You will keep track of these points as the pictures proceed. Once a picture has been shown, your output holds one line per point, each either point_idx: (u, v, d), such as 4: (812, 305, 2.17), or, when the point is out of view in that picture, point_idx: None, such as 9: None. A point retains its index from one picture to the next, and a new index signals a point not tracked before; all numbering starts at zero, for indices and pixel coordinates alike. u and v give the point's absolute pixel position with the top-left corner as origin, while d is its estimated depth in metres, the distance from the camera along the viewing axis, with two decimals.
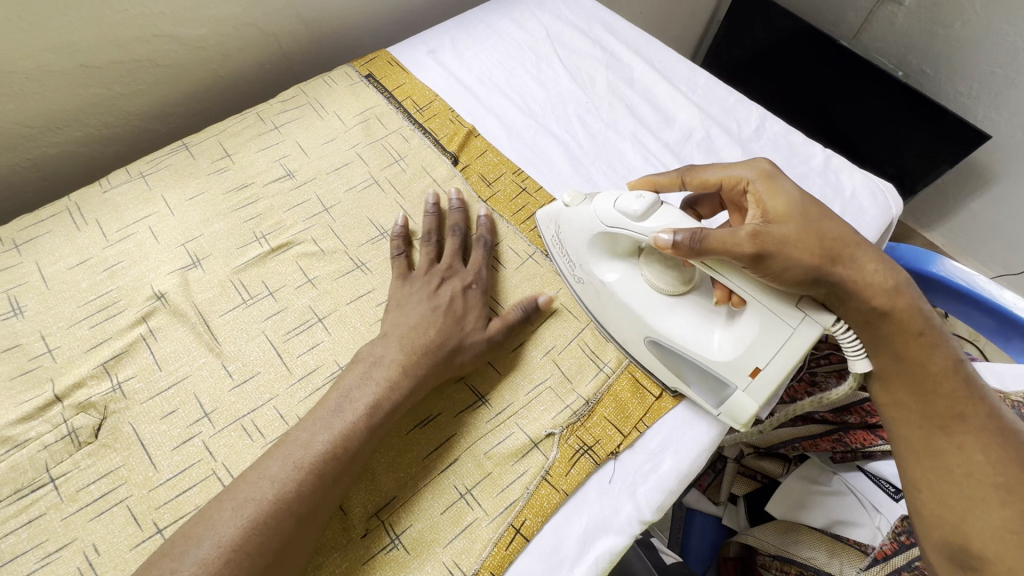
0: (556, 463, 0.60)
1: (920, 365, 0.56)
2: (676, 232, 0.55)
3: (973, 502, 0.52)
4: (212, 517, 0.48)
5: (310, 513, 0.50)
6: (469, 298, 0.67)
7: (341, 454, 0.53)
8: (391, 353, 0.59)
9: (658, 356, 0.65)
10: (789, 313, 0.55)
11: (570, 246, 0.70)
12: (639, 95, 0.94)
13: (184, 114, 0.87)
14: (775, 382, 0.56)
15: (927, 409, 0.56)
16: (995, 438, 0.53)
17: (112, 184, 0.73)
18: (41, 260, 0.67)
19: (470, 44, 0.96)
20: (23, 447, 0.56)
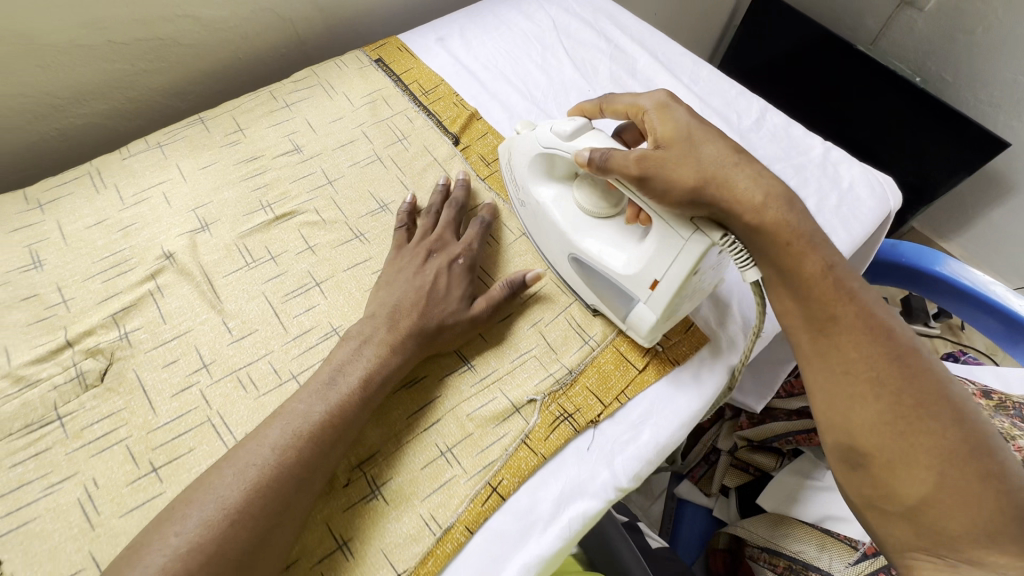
0: (537, 427, 0.62)
1: (797, 270, 0.55)
2: (590, 151, 0.61)
3: (857, 402, 0.53)
4: (214, 482, 0.50)
5: (309, 478, 0.53)
6: (454, 272, 0.68)
7: (337, 423, 0.55)
8: (381, 333, 0.62)
9: (580, 273, 0.70)
10: (681, 227, 0.57)
11: (516, 169, 0.76)
12: (641, 85, 0.95)
13: (203, 92, 0.92)
14: (669, 293, 0.60)
15: (810, 311, 0.56)
16: (870, 333, 0.54)
17: (131, 153, 0.78)
18: (62, 218, 0.71)
19: (478, 33, 0.99)
20: (34, 387, 0.59)
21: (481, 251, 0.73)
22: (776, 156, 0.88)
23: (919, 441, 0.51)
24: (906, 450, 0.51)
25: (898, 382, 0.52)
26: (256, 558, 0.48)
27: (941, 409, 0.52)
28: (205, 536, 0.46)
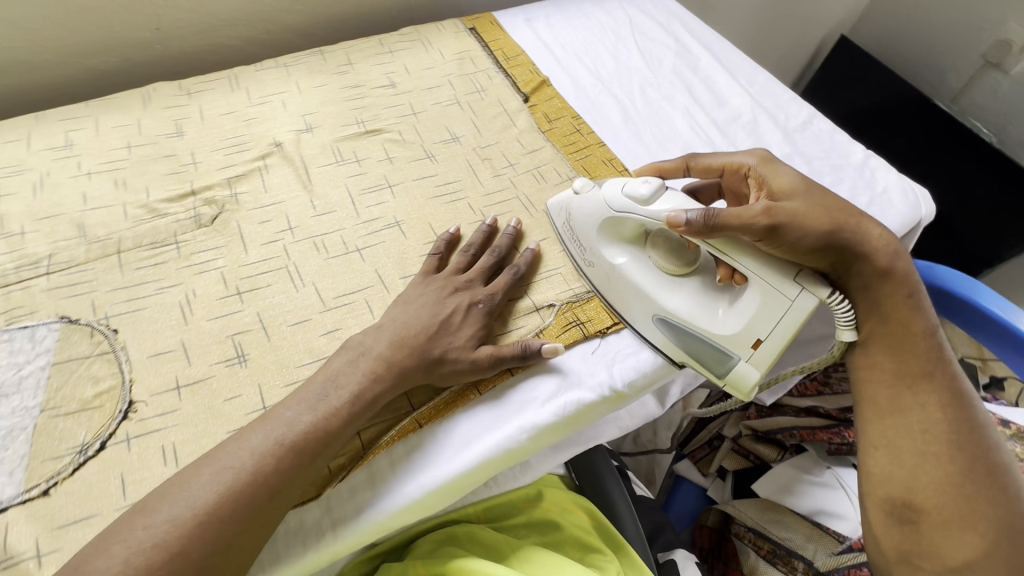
0: (551, 326, 0.72)
1: (903, 330, 0.68)
2: (690, 214, 0.62)
3: (926, 459, 0.65)
4: (262, 426, 0.54)
5: (283, 490, 0.52)
6: (471, 314, 0.67)
7: (319, 436, 0.55)
8: (379, 345, 0.62)
9: (660, 330, 0.71)
10: (789, 287, 0.62)
11: (577, 230, 0.75)
12: (700, 80, 1.05)
13: (324, 34, 1.09)
14: (777, 349, 0.65)
15: (903, 368, 0.68)
16: (951, 402, 0.67)
17: (263, 67, 0.95)
18: (204, 105, 0.88)
19: (562, 20, 1.13)
20: (164, 217, 0.75)
21: (505, 303, 0.71)
22: (816, 155, 0.94)
23: (972, 506, 0.63)
24: (963, 511, 0.63)
25: (965, 450, 0.65)
26: (289, 486, 0.53)
27: (993, 482, 0.64)
28: (172, 533, 0.47)
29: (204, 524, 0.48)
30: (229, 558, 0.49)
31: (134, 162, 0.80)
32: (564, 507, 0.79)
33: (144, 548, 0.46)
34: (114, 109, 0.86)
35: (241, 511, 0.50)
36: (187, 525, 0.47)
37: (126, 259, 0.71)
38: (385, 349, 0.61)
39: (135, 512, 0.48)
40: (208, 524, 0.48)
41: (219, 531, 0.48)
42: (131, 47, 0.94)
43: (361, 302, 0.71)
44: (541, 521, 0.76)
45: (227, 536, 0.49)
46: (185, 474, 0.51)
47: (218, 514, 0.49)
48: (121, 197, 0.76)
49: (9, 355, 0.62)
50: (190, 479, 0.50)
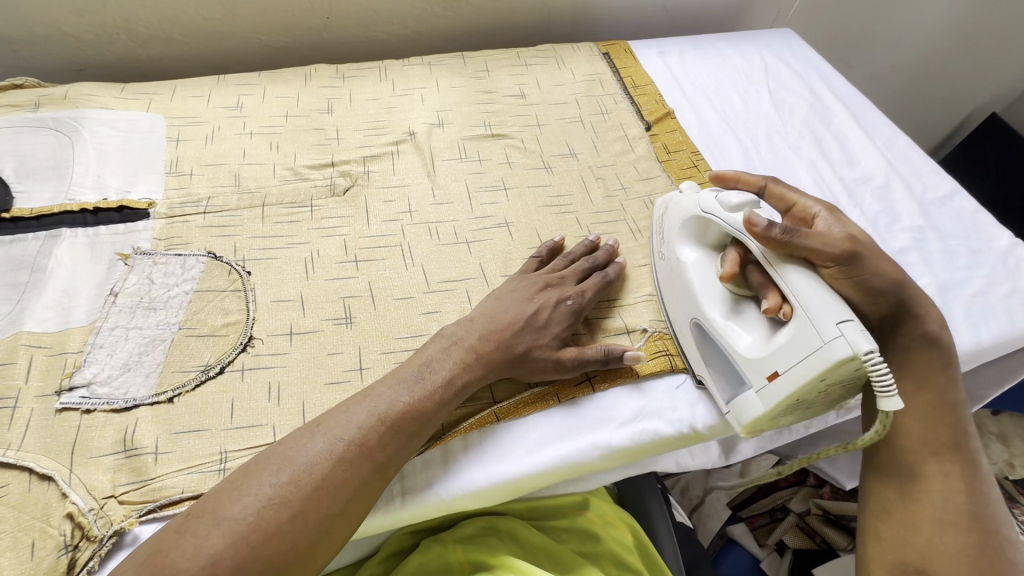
0: (640, 349, 0.72)
1: (936, 390, 0.66)
2: (773, 226, 0.59)
3: (945, 525, 0.60)
4: (363, 402, 0.57)
5: (385, 466, 0.55)
6: (559, 310, 0.69)
7: (418, 418, 0.58)
8: (471, 337, 0.64)
9: (696, 337, 0.68)
10: (827, 326, 0.55)
11: (667, 224, 0.77)
12: (833, 135, 1.01)
13: (465, 41, 1.17)
14: (793, 390, 0.57)
15: (932, 433, 0.64)
16: (975, 478, 0.62)
17: (410, 64, 1.03)
18: (354, 89, 0.97)
19: (695, 57, 1.13)
20: (306, 182, 0.83)
21: (593, 304, 0.72)
22: (953, 233, 0.88)
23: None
24: None
25: (986, 526, 0.60)
26: (393, 462, 0.56)
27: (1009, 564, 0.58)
28: (294, 492, 0.49)
29: (322, 488, 0.50)
30: (341, 524, 0.51)
31: (288, 130, 0.90)
32: (608, 520, 0.75)
33: (272, 503, 0.48)
34: (280, 82, 0.97)
35: (352, 480, 0.52)
36: (307, 487, 0.50)
37: (269, 213, 0.79)
38: (476, 340, 0.64)
39: (257, 467, 0.51)
40: (326, 489, 0.51)
41: (335, 498, 0.51)
42: (303, 31, 1.05)
43: (461, 291, 0.75)
44: (581, 529, 0.73)
45: (340, 503, 0.51)
46: (297, 438, 0.53)
47: (332, 481, 0.51)
48: (273, 158, 0.86)
49: (163, 275, 0.71)
50: (304, 443, 0.53)
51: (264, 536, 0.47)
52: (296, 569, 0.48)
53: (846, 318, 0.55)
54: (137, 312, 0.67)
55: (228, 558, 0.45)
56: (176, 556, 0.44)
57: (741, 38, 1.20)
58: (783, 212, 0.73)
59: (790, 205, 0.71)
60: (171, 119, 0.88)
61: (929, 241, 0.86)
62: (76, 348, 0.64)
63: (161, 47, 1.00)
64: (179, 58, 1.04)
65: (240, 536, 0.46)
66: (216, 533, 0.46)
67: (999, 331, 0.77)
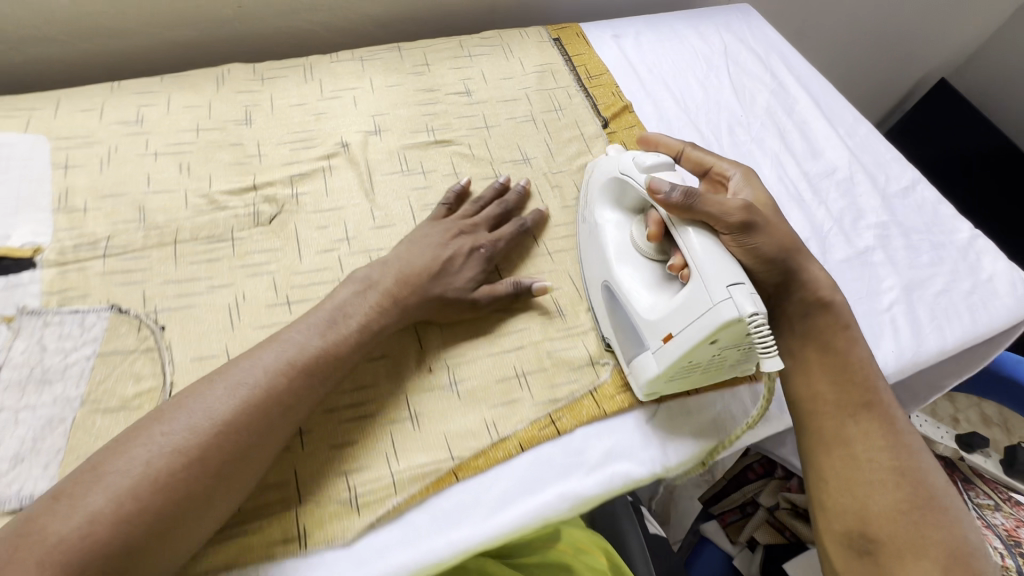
0: (605, 384, 0.66)
1: (841, 355, 0.70)
2: (674, 189, 0.59)
3: (872, 483, 0.63)
4: (275, 347, 0.55)
5: (292, 409, 0.54)
6: (473, 257, 0.70)
7: (329, 361, 0.57)
8: (386, 281, 0.64)
9: (608, 302, 0.68)
10: (716, 289, 0.55)
11: (589, 191, 0.76)
12: (795, 124, 0.96)
13: (400, 28, 1.05)
14: (681, 351, 0.58)
15: (844, 396, 0.68)
16: (892, 431, 0.66)
17: (339, 59, 0.91)
18: (275, 94, 0.86)
19: (652, 41, 1.05)
20: (223, 211, 0.73)
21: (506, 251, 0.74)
22: (916, 228, 0.85)
23: (926, 536, 0.60)
24: (915, 539, 0.60)
25: (911, 476, 0.64)
26: (301, 403, 0.55)
27: (935, 507, 0.62)
28: (188, 441, 0.48)
29: (225, 434, 0.49)
30: (238, 468, 0.50)
31: (201, 147, 0.78)
32: (580, 547, 0.71)
33: (162, 455, 0.47)
34: (187, 89, 0.84)
35: (255, 426, 0.51)
36: (204, 436, 0.49)
37: (182, 251, 0.69)
38: (391, 284, 0.64)
39: (157, 416, 0.49)
40: (223, 436, 0.49)
41: (234, 443, 0.50)
42: (210, 22, 0.92)
43: (410, 330, 0.68)
44: (553, 563, 0.69)
45: (244, 450, 0.51)
46: (196, 388, 0.51)
47: (234, 425, 0.50)
48: (184, 183, 0.75)
49: (57, 339, 0.61)
50: (202, 393, 0.51)
51: (152, 487, 0.45)
52: (185, 518, 0.47)
53: (738, 281, 0.56)
54: (29, 387, 0.58)
55: (111, 511, 0.44)
56: (50, 520, 0.43)
57: (698, 16, 1.12)
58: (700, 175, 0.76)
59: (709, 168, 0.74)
60: (57, 141, 0.76)
61: (893, 238, 0.84)
62: None
63: (41, 48, 0.86)
64: (65, 61, 0.89)
65: (131, 488, 0.45)
66: (99, 491, 0.44)
67: (962, 331, 0.76)
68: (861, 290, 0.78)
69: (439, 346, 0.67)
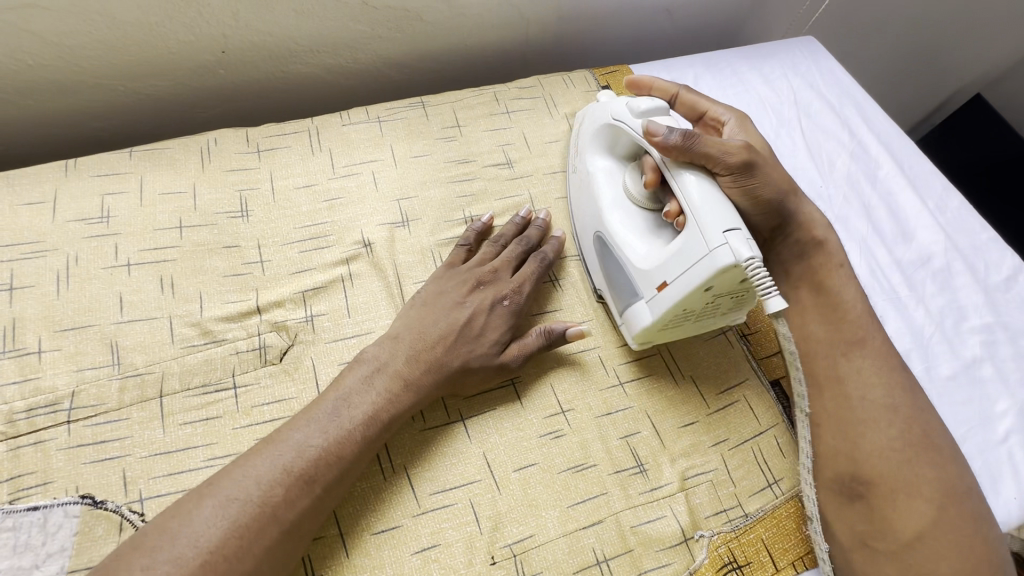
0: (702, 568, 0.55)
1: (834, 296, 0.66)
2: (671, 131, 0.57)
3: (864, 422, 0.60)
4: (272, 453, 0.49)
5: (295, 526, 0.47)
6: (496, 313, 0.62)
7: (333, 463, 0.50)
8: (396, 361, 0.56)
9: (599, 251, 0.67)
10: (711, 235, 0.54)
11: (580, 136, 0.73)
12: (879, 197, 0.84)
13: (420, 69, 0.88)
14: (674, 301, 0.57)
15: (835, 336, 0.64)
16: (887, 371, 0.62)
17: (352, 121, 0.75)
18: (276, 171, 0.70)
19: (714, 87, 0.90)
20: (219, 345, 0.58)
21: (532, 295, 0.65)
22: None
23: (918, 473, 0.57)
24: (908, 478, 0.56)
25: (907, 415, 0.60)
26: (308, 516, 0.48)
27: (932, 450, 0.58)
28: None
29: (215, 561, 0.43)
30: None
31: (186, 252, 0.63)
32: None
33: None
34: (165, 168, 0.67)
35: (254, 549, 0.45)
36: (193, 565, 0.42)
37: (170, 407, 0.54)
38: (402, 365, 0.56)
39: (138, 548, 0.42)
40: (217, 563, 0.43)
41: (231, 573, 0.43)
42: (188, 72, 0.74)
43: (463, 504, 0.55)
44: None
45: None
46: (183, 506, 0.45)
47: (226, 552, 0.44)
48: (167, 307, 0.59)
49: (9, 554, 0.47)
50: (190, 513, 0.45)
51: None
52: None
53: (734, 227, 0.54)
54: None
55: None
56: None
57: (762, 52, 0.97)
58: (692, 120, 0.73)
59: (702, 112, 0.72)
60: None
61: (1000, 346, 0.73)
62: None
63: None
64: (3, 123, 0.71)
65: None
66: None
67: None
68: (973, 416, 0.68)
69: (502, 525, 0.54)
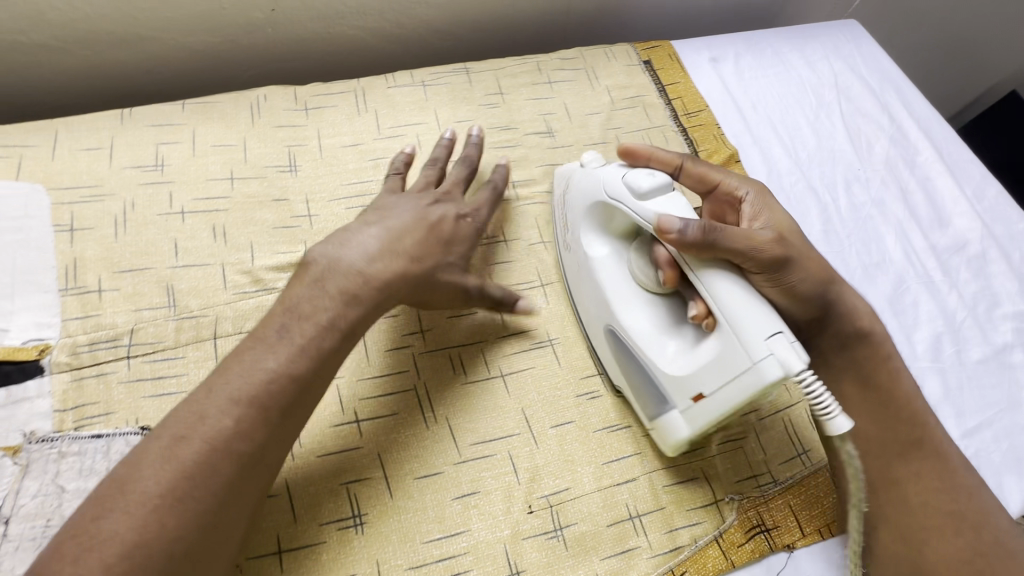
0: (732, 529, 0.57)
1: (886, 389, 0.59)
2: (687, 226, 0.50)
3: (926, 530, 0.54)
4: (219, 383, 0.45)
5: (255, 458, 0.44)
6: (459, 227, 0.61)
7: (287, 386, 0.46)
8: (356, 262, 0.53)
9: (610, 345, 0.61)
10: (753, 346, 0.48)
11: (568, 210, 0.66)
12: (917, 182, 0.84)
13: (461, 36, 0.88)
14: (714, 413, 0.52)
15: (889, 433, 0.58)
16: (947, 473, 0.56)
17: (397, 83, 0.76)
18: (323, 129, 0.71)
19: (754, 66, 0.90)
20: (270, 293, 0.60)
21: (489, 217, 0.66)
22: None
23: None
24: None
25: (971, 519, 0.54)
26: (270, 444, 0.46)
27: (1002, 553, 0.53)
28: (130, 526, 0.39)
29: (169, 505, 0.40)
30: (211, 536, 0.42)
31: (236, 203, 0.64)
32: None
33: (102, 547, 0.38)
34: (216, 120, 0.69)
35: (216, 487, 0.42)
36: (148, 513, 0.39)
37: (223, 348, 0.56)
38: (364, 266, 0.53)
39: (94, 504, 0.40)
40: (178, 506, 0.40)
41: (196, 514, 0.41)
42: (237, 28, 0.75)
43: (502, 455, 0.57)
44: None
45: (201, 520, 0.41)
46: (131, 460, 0.41)
47: (188, 494, 0.41)
48: (220, 254, 0.61)
49: (78, 476, 0.49)
50: (139, 467, 0.41)
51: None
52: None
53: (777, 331, 0.48)
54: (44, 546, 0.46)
55: None
56: None
57: (804, 34, 0.96)
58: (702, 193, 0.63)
59: (713, 185, 0.61)
60: (61, 194, 0.61)
61: None
62: None
63: (28, 58, 0.69)
64: (58, 72, 0.72)
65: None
66: None
67: None
68: (1003, 400, 0.69)
69: (539, 477, 0.56)
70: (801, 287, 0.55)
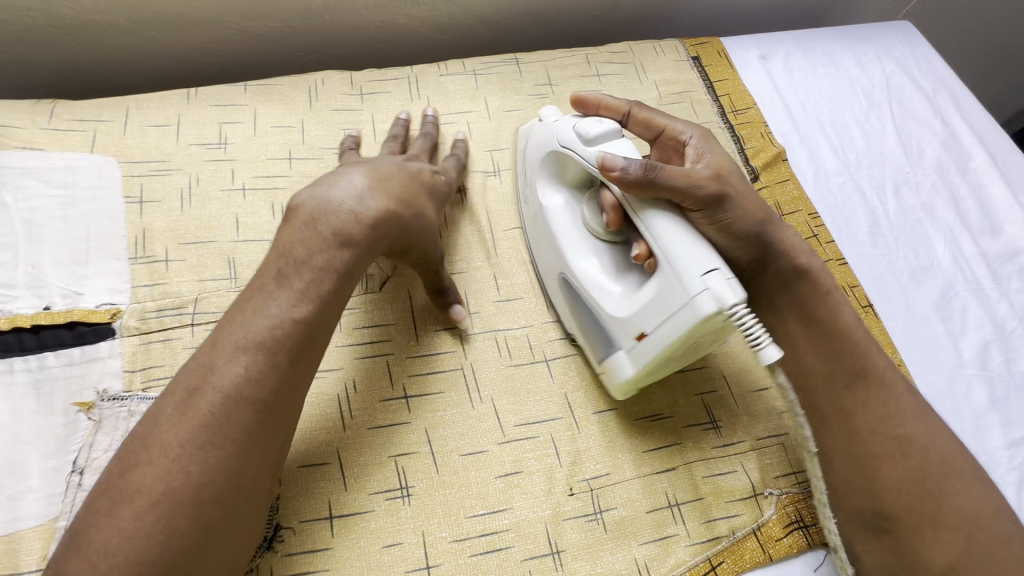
0: (770, 523, 0.57)
1: (827, 323, 0.58)
2: (629, 164, 0.51)
3: (878, 456, 0.53)
4: (225, 333, 0.45)
5: (272, 406, 0.45)
6: (430, 187, 0.61)
7: (290, 332, 0.46)
8: (348, 199, 0.52)
9: (567, 294, 0.62)
10: (689, 279, 0.48)
11: (528, 162, 0.68)
12: (969, 188, 0.82)
13: (510, 27, 0.89)
14: (655, 352, 0.53)
15: (835, 365, 0.57)
16: (893, 400, 0.55)
17: (448, 71, 0.77)
18: (377, 114, 0.72)
19: (804, 66, 0.89)
20: None
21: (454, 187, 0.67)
22: None
23: (946, 503, 0.51)
24: (935, 511, 0.50)
25: (920, 443, 0.53)
26: (284, 390, 0.46)
27: (955, 473, 0.52)
28: (159, 477, 0.39)
29: (192, 453, 0.41)
30: (242, 483, 0.42)
31: (295, 182, 0.66)
32: None
33: (133, 497, 0.39)
34: (275, 102, 0.71)
35: (233, 434, 0.42)
36: (171, 464, 0.40)
37: None
38: (355, 205, 0.52)
39: (123, 461, 0.40)
40: (200, 455, 0.41)
41: (221, 463, 0.41)
42: (296, 14, 0.77)
43: (545, 438, 0.58)
44: None
45: (226, 466, 0.41)
46: (150, 419, 0.42)
47: (208, 443, 0.41)
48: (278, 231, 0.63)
49: None
50: (160, 421, 0.41)
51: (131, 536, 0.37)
52: (202, 553, 0.40)
53: (717, 267, 0.48)
54: None
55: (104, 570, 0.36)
56: None
57: (856, 34, 0.95)
58: (650, 139, 0.64)
59: (660, 130, 0.62)
60: (131, 167, 0.64)
61: None
62: (33, 565, 0.45)
63: (99, 38, 0.72)
64: (126, 51, 0.75)
65: (98, 565, 0.36)
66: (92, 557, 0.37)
67: None
68: None
69: (580, 461, 0.57)
70: (740, 226, 0.55)
